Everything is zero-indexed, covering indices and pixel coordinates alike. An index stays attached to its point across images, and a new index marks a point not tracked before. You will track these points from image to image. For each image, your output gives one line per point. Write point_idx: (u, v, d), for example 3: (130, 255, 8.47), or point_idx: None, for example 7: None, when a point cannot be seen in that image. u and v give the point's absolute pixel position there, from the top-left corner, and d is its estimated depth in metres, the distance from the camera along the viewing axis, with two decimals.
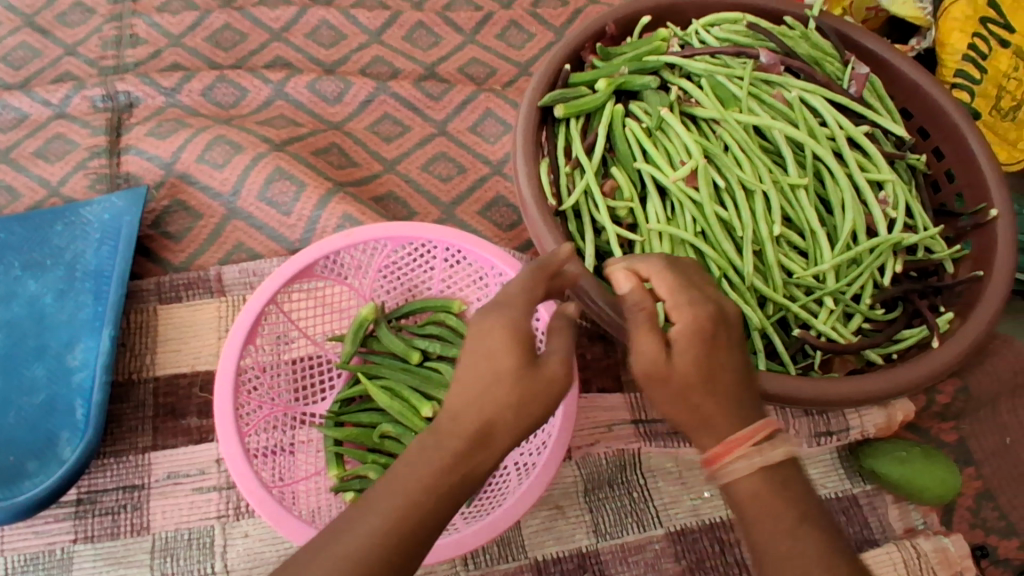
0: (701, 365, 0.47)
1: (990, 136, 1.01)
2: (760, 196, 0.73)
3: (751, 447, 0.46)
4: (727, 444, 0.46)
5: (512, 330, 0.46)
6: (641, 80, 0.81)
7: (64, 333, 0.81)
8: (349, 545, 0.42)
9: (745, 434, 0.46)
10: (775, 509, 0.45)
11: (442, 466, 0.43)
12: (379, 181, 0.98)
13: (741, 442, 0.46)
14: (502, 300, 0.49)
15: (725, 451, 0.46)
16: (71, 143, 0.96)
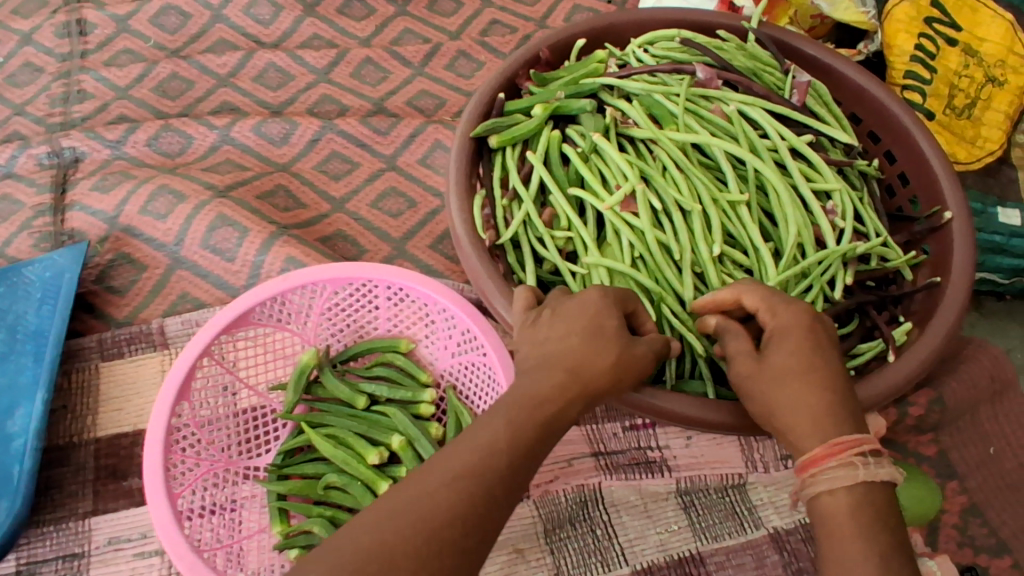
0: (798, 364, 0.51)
1: (948, 135, 1.01)
2: (700, 216, 0.71)
3: (855, 457, 0.47)
4: (823, 451, 0.47)
5: (600, 329, 0.52)
6: (577, 104, 0.78)
7: (5, 400, 0.79)
8: (440, 497, 0.42)
9: (854, 440, 0.47)
10: (871, 528, 0.45)
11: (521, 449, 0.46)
12: (327, 221, 0.97)
13: (842, 450, 0.47)
14: (586, 305, 0.54)
15: (827, 455, 0.47)
16: (16, 203, 0.95)
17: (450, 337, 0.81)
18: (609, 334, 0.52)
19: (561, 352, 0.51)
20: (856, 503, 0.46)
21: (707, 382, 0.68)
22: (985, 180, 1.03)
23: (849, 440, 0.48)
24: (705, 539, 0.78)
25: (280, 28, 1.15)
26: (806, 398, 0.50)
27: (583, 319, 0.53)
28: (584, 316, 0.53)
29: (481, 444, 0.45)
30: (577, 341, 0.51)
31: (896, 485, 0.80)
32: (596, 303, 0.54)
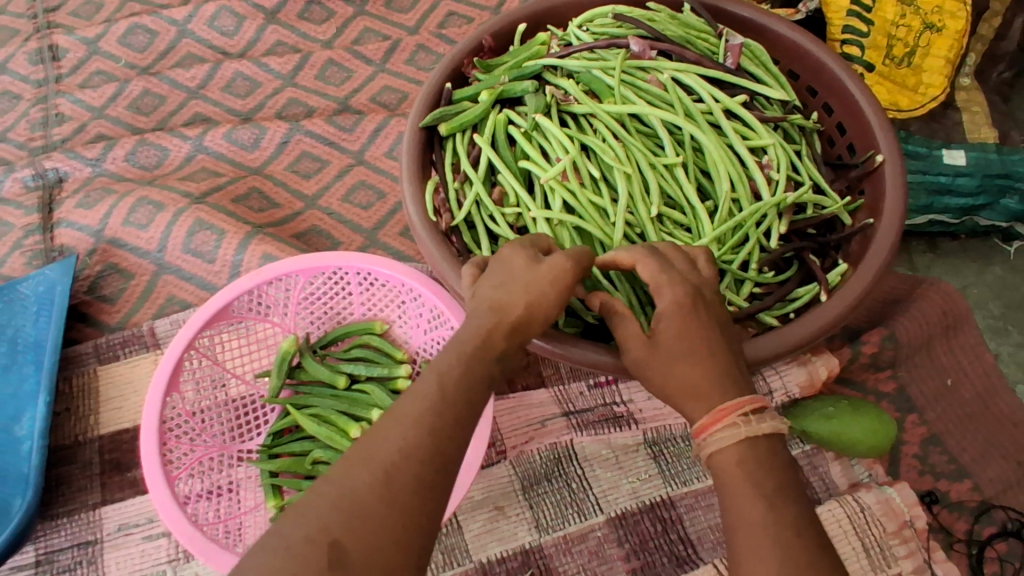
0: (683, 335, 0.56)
1: (889, 84, 1.05)
2: (637, 181, 0.76)
3: (738, 417, 0.52)
4: (711, 418, 0.52)
5: (507, 278, 0.56)
6: (520, 86, 0.83)
7: (11, 407, 0.85)
8: (388, 462, 0.45)
9: (737, 403, 0.52)
10: (757, 477, 0.49)
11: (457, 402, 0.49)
12: (301, 219, 1.02)
13: (727, 414, 0.52)
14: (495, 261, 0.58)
15: (713, 421, 0.52)
16: (6, 225, 1.01)
17: (420, 315, 0.86)
18: (517, 276, 0.55)
19: (483, 305, 0.55)
20: (743, 454, 0.50)
21: None
22: (929, 124, 1.06)
23: (732, 403, 0.52)
24: (675, 484, 0.84)
25: (245, 37, 1.19)
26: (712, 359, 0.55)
27: (497, 272, 0.56)
28: (498, 270, 0.57)
29: (422, 391, 0.49)
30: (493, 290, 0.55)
31: (850, 420, 0.84)
32: (509, 254, 0.57)
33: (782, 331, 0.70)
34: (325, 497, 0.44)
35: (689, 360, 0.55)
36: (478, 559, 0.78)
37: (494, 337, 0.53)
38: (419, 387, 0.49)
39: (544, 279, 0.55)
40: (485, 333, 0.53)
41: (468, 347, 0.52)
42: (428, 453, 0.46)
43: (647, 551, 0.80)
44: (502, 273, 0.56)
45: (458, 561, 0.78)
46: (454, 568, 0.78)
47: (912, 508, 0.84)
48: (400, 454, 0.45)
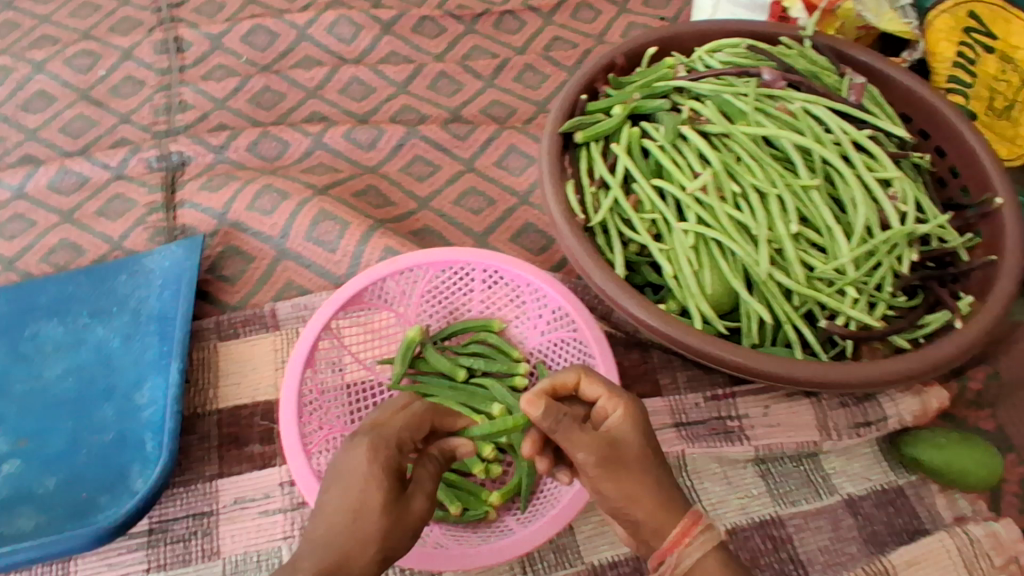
0: (639, 452, 0.63)
1: (991, 135, 1.10)
2: (775, 198, 0.79)
3: (702, 525, 0.62)
4: (682, 530, 0.61)
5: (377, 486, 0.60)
6: (653, 104, 0.89)
7: (132, 375, 0.87)
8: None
9: (694, 516, 0.62)
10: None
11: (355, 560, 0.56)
12: (415, 217, 1.05)
13: (694, 526, 0.61)
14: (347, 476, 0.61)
15: (684, 534, 0.61)
16: (130, 202, 1.04)
17: (539, 316, 0.88)
18: (388, 495, 0.59)
19: (329, 526, 0.57)
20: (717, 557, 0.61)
21: (796, 348, 0.76)
22: None
23: (688, 518, 0.62)
24: (783, 504, 0.85)
25: (360, 45, 1.25)
26: (665, 472, 0.63)
27: (348, 481, 0.60)
28: (348, 479, 0.60)
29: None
30: (357, 497, 0.58)
31: (961, 451, 0.87)
32: (358, 462, 0.61)
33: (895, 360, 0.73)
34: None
35: (647, 467, 0.62)
36: (590, 561, 0.78)
37: (371, 529, 0.57)
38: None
39: (356, 497, 0.59)
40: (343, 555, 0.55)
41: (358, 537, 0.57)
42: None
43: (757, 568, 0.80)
44: (358, 487, 0.59)
45: (570, 562, 0.78)
46: (566, 569, 0.78)
47: (1018, 545, 0.84)
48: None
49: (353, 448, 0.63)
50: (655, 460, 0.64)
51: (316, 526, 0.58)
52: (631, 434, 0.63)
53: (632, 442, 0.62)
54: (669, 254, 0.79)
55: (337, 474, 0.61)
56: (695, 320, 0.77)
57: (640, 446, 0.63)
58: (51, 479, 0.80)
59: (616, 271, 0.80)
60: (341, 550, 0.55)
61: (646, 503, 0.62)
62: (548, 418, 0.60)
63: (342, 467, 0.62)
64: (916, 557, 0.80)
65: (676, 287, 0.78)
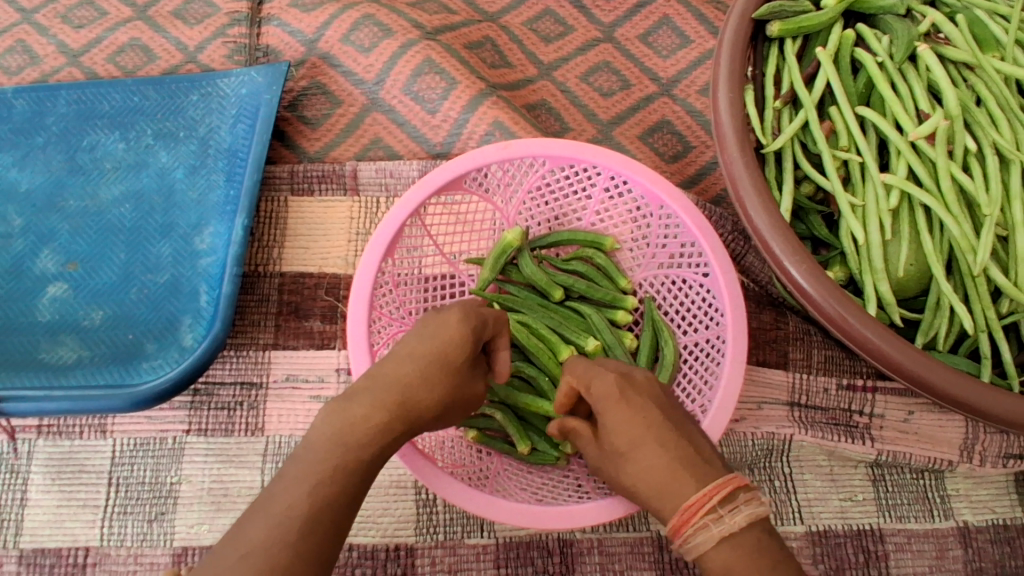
0: (620, 424, 0.52)
1: None
2: (1018, 168, 0.60)
3: (706, 516, 0.47)
4: (681, 519, 0.47)
5: (458, 344, 0.55)
6: (883, 2, 0.67)
7: (194, 215, 0.78)
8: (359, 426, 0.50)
9: (702, 498, 0.47)
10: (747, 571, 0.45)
11: (411, 407, 0.53)
12: (532, 88, 0.87)
13: (694, 513, 0.47)
14: (432, 332, 0.55)
15: (681, 523, 0.47)
16: (212, 7, 0.89)
17: (662, 246, 0.72)
18: (456, 360, 0.55)
19: (394, 374, 0.53)
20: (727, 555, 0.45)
21: (983, 363, 0.61)
22: None
23: (697, 498, 0.47)
24: (888, 518, 0.73)
25: None
26: (664, 438, 0.51)
27: (431, 338, 0.55)
28: (432, 339, 0.55)
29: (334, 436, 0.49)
30: (428, 353, 0.54)
31: None
32: (447, 327, 0.56)
33: None
34: (243, 539, 0.44)
35: (635, 435, 0.52)
36: (656, 530, 0.70)
37: (432, 387, 0.54)
38: (322, 438, 0.49)
39: (433, 346, 0.55)
40: (405, 406, 0.52)
41: (422, 391, 0.53)
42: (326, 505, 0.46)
43: None
44: (435, 349, 0.54)
45: (635, 526, 0.70)
46: (629, 532, 0.70)
47: None
48: (314, 507, 0.46)
49: (430, 313, 0.58)
50: (648, 444, 0.51)
51: (382, 369, 0.54)
52: (613, 416, 0.53)
53: (615, 424, 0.52)
54: (857, 211, 0.61)
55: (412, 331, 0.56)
56: (869, 304, 0.61)
57: (620, 431, 0.52)
58: (98, 312, 0.75)
59: (780, 212, 0.63)
60: (403, 399, 0.52)
61: (642, 492, 0.51)
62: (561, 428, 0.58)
63: (418, 327, 0.56)
64: None
65: (854, 255, 0.62)
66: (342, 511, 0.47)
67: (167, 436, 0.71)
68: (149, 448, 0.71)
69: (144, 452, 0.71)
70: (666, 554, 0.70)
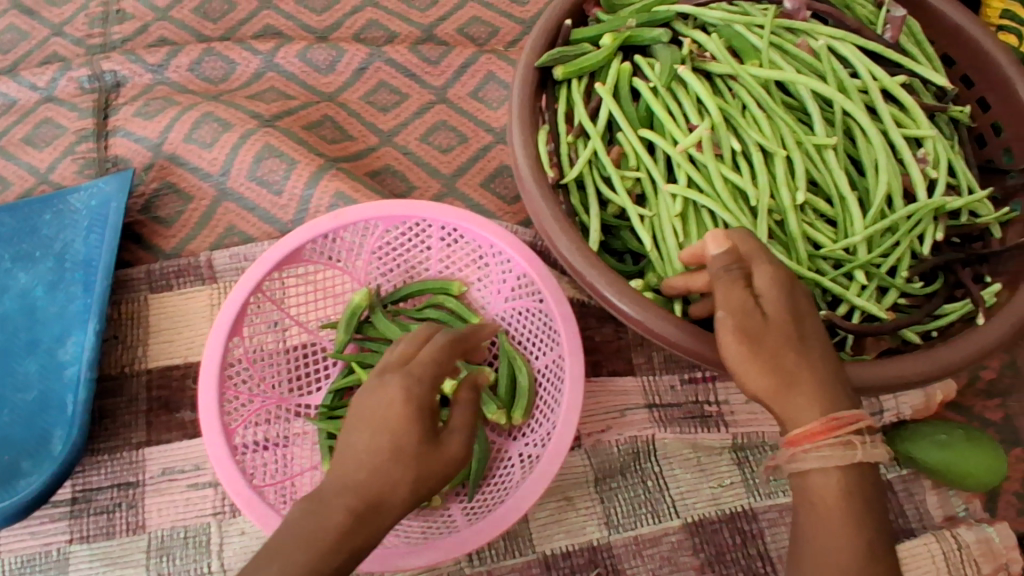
0: (786, 313, 0.51)
1: None
2: (781, 160, 0.65)
3: (851, 437, 0.47)
4: (821, 428, 0.48)
5: (413, 414, 0.51)
6: (650, 34, 0.73)
7: (56, 328, 0.79)
8: (320, 534, 0.45)
9: (847, 421, 0.48)
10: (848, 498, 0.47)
11: (372, 499, 0.48)
12: (375, 155, 0.93)
13: (839, 429, 0.48)
14: (382, 412, 0.51)
15: (813, 436, 0.48)
16: (59, 128, 0.93)
17: (503, 281, 0.77)
18: (415, 435, 0.50)
19: (352, 470, 0.49)
20: (843, 480, 0.48)
21: None
22: None
23: (839, 420, 0.48)
24: (758, 496, 0.77)
25: None
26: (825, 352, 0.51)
27: (382, 424, 0.50)
28: (382, 423, 0.50)
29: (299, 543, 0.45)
30: (383, 437, 0.49)
31: (967, 451, 0.76)
32: (394, 405, 0.51)
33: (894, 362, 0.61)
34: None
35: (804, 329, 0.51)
36: (542, 551, 0.73)
37: (394, 472, 0.49)
38: (277, 556, 0.45)
39: (390, 431, 0.50)
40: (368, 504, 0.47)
41: (381, 480, 0.48)
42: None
43: (722, 563, 0.74)
44: (387, 435, 0.50)
45: (521, 550, 0.73)
46: (516, 558, 0.72)
47: (1011, 552, 0.76)
48: None
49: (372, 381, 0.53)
50: (809, 338, 0.51)
51: (340, 471, 0.49)
52: (776, 300, 0.51)
53: (783, 300, 0.51)
54: (650, 223, 0.67)
55: (357, 411, 0.52)
56: (675, 304, 0.67)
57: (787, 311, 0.51)
58: None
59: (587, 238, 0.68)
60: (366, 496, 0.48)
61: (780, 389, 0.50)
62: (719, 260, 0.54)
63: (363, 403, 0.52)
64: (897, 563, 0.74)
65: (657, 261, 0.67)
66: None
67: (52, 549, 0.71)
68: (36, 564, 0.71)
69: (31, 568, 0.71)
70: (554, 572, 0.72)
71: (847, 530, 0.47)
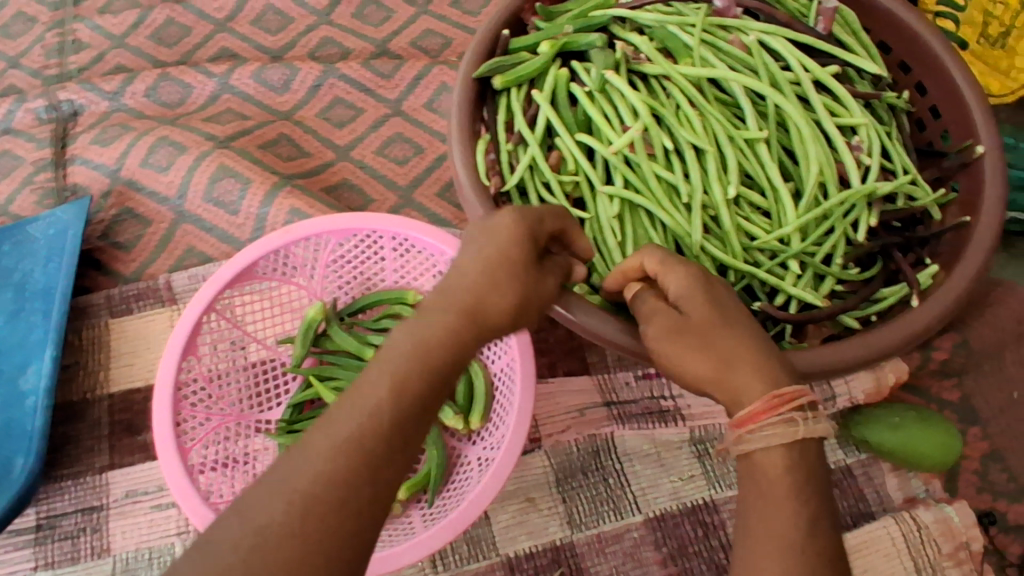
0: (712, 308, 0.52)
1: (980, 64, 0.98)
2: (713, 156, 0.67)
3: (792, 413, 0.48)
4: (763, 408, 0.48)
5: (515, 235, 0.51)
6: (586, 38, 0.73)
7: (16, 357, 0.79)
8: (423, 335, 0.45)
9: (785, 400, 0.48)
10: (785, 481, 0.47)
11: (473, 302, 0.48)
12: (331, 170, 0.95)
13: (780, 407, 0.48)
14: (488, 241, 0.51)
15: (754, 418, 0.48)
16: (18, 159, 0.94)
17: None
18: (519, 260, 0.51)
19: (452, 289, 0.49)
20: (787, 457, 0.48)
21: None
22: (1018, 112, 1.01)
23: (778, 399, 0.48)
24: (719, 488, 0.78)
25: None
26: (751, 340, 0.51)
27: (484, 249, 0.51)
28: (484, 248, 0.51)
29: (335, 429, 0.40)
30: (487, 267, 0.50)
31: (919, 432, 0.78)
32: (499, 233, 0.51)
33: (834, 348, 0.62)
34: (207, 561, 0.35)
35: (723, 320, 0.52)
36: (505, 554, 0.73)
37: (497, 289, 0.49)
38: (384, 359, 0.44)
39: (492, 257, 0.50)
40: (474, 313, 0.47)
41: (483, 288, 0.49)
42: (315, 513, 0.37)
43: (684, 557, 0.75)
44: (491, 257, 0.50)
45: (485, 554, 0.73)
46: (480, 562, 0.73)
47: (970, 530, 0.77)
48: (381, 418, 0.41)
49: (488, 243, 0.51)
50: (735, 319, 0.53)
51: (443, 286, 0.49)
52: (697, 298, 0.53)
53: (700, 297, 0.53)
54: (591, 225, 0.69)
55: (469, 241, 0.52)
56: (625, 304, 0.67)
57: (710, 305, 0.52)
58: None
59: None
60: (470, 309, 0.48)
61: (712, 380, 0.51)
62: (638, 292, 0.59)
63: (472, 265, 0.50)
64: (857, 548, 0.75)
65: (598, 261, 0.68)
66: (354, 526, 0.38)
67: None
68: None
69: None
70: (518, 574, 0.73)
71: (789, 505, 0.46)
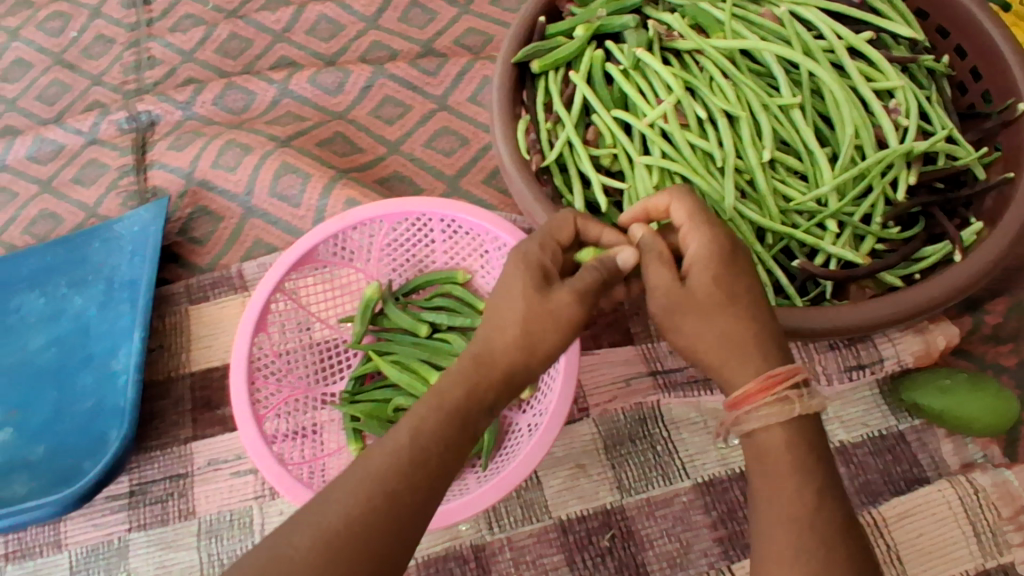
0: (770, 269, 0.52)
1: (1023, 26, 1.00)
2: (746, 123, 0.69)
3: (786, 392, 0.50)
4: (756, 387, 0.51)
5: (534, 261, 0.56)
6: (620, 21, 0.75)
7: (107, 342, 0.88)
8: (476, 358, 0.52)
9: (780, 378, 0.51)
10: None
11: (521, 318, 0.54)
12: (384, 164, 1.00)
13: (774, 385, 0.50)
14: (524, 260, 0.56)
15: (746, 400, 0.51)
16: (103, 167, 1.03)
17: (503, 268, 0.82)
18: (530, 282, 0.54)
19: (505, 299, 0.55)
20: None
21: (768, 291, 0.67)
22: None
23: (773, 379, 0.51)
24: None
25: None
26: None
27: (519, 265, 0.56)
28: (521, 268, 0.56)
29: (391, 448, 0.48)
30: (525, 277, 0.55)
31: (969, 397, 0.77)
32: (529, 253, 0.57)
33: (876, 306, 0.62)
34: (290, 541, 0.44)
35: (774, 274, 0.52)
36: (558, 516, 0.76)
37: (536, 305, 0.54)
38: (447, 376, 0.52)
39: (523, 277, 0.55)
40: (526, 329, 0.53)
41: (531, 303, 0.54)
42: (373, 503, 0.45)
43: (735, 520, 0.76)
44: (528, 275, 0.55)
45: (539, 516, 0.76)
46: (534, 524, 0.76)
47: None
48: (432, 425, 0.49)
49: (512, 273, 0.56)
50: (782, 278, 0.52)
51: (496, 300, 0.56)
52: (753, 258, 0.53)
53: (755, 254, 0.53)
54: (630, 195, 0.72)
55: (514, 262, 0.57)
56: None
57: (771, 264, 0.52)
58: (40, 446, 0.84)
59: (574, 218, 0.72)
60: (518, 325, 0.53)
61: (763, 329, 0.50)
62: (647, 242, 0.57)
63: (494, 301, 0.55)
64: (915, 511, 0.74)
65: None
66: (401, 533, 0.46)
67: (113, 538, 0.79)
68: (100, 553, 0.78)
69: (96, 557, 0.78)
70: (570, 535, 0.75)
71: None
